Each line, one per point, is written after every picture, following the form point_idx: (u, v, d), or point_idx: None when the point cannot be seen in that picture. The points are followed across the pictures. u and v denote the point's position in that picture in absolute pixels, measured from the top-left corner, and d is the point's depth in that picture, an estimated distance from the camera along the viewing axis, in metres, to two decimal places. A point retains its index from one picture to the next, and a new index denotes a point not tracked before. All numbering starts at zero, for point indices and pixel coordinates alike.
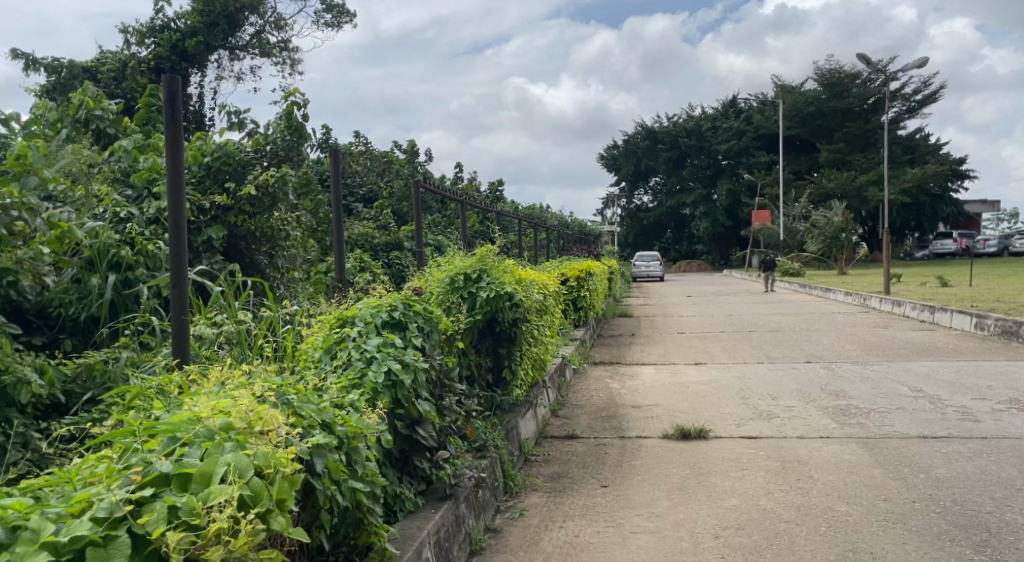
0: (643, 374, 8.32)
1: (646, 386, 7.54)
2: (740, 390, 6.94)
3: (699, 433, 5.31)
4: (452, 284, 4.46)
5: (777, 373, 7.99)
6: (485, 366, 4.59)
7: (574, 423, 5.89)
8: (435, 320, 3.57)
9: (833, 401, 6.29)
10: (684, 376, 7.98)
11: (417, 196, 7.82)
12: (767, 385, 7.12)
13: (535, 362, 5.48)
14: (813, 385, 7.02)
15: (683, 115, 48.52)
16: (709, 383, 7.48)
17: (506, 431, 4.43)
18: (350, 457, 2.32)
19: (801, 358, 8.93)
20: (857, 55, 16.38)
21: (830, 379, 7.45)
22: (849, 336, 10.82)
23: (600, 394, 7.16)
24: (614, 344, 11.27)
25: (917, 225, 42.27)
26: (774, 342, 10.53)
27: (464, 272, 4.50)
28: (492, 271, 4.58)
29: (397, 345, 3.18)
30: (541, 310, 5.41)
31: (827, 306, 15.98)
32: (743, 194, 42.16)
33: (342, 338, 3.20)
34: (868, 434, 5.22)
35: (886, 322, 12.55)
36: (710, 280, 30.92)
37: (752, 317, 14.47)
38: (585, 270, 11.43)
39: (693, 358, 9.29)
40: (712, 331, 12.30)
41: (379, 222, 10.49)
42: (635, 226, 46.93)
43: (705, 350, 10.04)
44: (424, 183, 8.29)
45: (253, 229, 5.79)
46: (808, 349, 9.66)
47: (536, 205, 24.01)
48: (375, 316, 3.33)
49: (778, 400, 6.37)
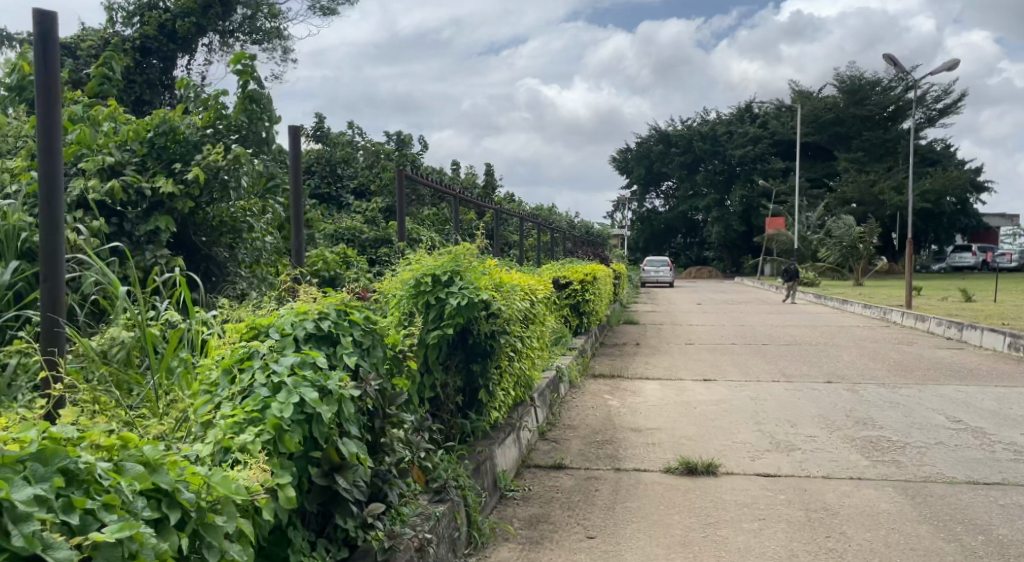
0: (646, 390, 7.58)
1: (648, 404, 6.80)
2: (754, 414, 6.20)
3: (707, 469, 4.55)
4: (417, 286, 3.71)
5: (795, 393, 7.23)
6: (454, 387, 3.84)
7: (563, 449, 5.16)
8: (380, 332, 2.82)
9: (861, 431, 5.53)
10: (691, 394, 7.23)
11: (402, 187, 6.97)
12: (785, 409, 6.38)
13: (521, 377, 4.71)
14: (837, 410, 6.27)
15: (698, 118, 47.67)
16: (719, 403, 6.74)
17: (475, 464, 3.68)
18: (198, 540, 1.63)
19: (820, 378, 8.17)
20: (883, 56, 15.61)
21: (855, 403, 6.70)
22: (870, 354, 10.04)
23: (597, 413, 6.42)
24: (617, 354, 10.53)
25: (935, 237, 41.29)
26: (790, 358, 9.77)
27: (433, 273, 3.73)
28: (467, 272, 3.81)
29: (318, 365, 2.44)
30: (529, 318, 4.64)
31: (845, 319, 15.17)
32: (757, 201, 41.29)
33: (248, 354, 2.46)
34: (906, 475, 4.48)
35: (910, 339, 11.76)
36: (722, 288, 30.07)
37: (766, 329, 13.69)
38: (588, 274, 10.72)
39: (702, 373, 8.54)
40: (722, 343, 11.52)
41: (368, 217, 9.77)
42: (646, 230, 46.12)
43: (715, 364, 9.29)
44: (412, 175, 7.51)
45: (210, 218, 5.10)
46: (828, 367, 8.90)
47: (543, 206, 23.27)
48: (297, 326, 2.59)
49: (798, 429, 5.63)
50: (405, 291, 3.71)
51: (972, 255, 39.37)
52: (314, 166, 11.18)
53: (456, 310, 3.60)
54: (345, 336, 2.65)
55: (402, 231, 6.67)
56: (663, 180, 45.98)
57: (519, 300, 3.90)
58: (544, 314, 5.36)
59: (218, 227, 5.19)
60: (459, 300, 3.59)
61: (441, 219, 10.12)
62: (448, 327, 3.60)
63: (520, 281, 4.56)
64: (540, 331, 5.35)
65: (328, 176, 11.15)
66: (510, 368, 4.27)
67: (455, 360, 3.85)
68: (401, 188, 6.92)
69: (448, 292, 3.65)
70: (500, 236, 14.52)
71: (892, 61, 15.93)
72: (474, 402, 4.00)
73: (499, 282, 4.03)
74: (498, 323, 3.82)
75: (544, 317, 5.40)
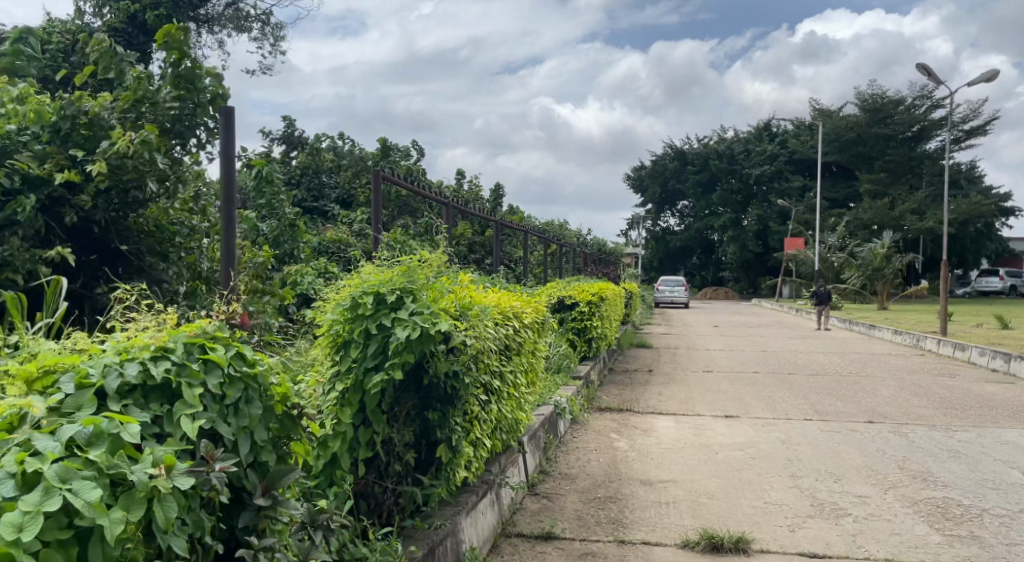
0: (659, 428, 6.61)
1: (660, 447, 5.83)
2: (787, 464, 5.21)
3: (734, 546, 3.56)
4: (355, 305, 2.72)
5: (831, 436, 6.23)
6: (406, 442, 2.85)
7: (556, 508, 4.18)
8: (265, 381, 1.87)
9: (922, 492, 4.53)
10: (710, 435, 6.25)
11: (378, 186, 5.97)
12: (823, 459, 5.38)
13: (503, 419, 3.73)
14: (888, 461, 5.27)
15: (715, 137, 46.71)
16: (743, 449, 5.75)
17: (427, 548, 2.71)
18: None
19: (858, 417, 7.16)
20: (916, 67, 14.65)
21: (905, 451, 5.68)
22: (911, 388, 9.01)
23: (600, 459, 5.44)
24: (627, 383, 9.55)
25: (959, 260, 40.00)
26: (821, 391, 8.76)
27: (376, 290, 2.76)
28: (422, 290, 2.84)
29: (127, 437, 1.47)
30: (510, 343, 3.66)
31: (875, 346, 14.12)
32: (775, 221, 40.23)
33: (18, 415, 1.48)
34: (994, 558, 3.48)
35: (952, 371, 10.70)
36: (739, 310, 28.96)
37: (790, 355, 12.65)
38: (597, 294, 9.81)
39: (723, 408, 7.55)
40: (744, 372, 10.52)
41: (355, 228, 8.91)
42: (661, 250, 45.14)
43: (737, 397, 8.29)
44: (392, 177, 6.45)
45: (144, 226, 4.49)
46: (865, 403, 7.89)
47: (553, 223, 22.38)
48: (115, 371, 1.62)
49: (844, 486, 4.63)
50: (339, 312, 2.74)
51: (999, 279, 38.09)
52: (301, 175, 10.36)
53: (404, 340, 2.64)
54: (197, 387, 1.69)
55: (379, 238, 5.70)
56: (679, 199, 45.00)
57: (492, 326, 2.95)
58: (535, 338, 4.40)
59: (129, 203, 4.38)
60: (409, 329, 2.62)
61: (428, 229, 9.24)
62: (395, 362, 2.63)
63: (496, 300, 3.58)
64: (532, 357, 4.42)
65: (315, 187, 10.30)
66: (483, 409, 3.30)
67: (406, 404, 2.89)
68: (376, 188, 5.96)
69: (394, 314, 2.68)
70: (504, 252, 13.61)
71: (925, 70, 14.90)
72: (434, 458, 3.03)
73: (467, 301, 3.07)
74: (463, 358, 2.86)
75: (536, 337, 4.46)
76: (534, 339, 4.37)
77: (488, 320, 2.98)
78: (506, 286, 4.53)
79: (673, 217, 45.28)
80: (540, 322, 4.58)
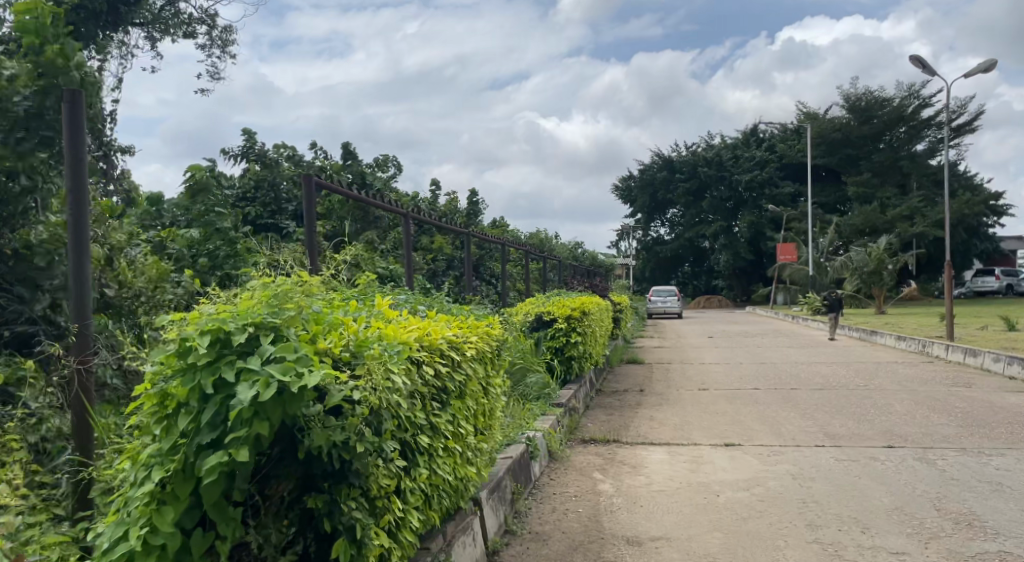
0: (650, 463, 5.76)
1: (650, 490, 4.97)
2: (803, 509, 4.37)
3: None
4: (185, 349, 1.85)
5: (849, 467, 5.40)
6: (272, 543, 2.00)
7: None
8: None
9: (971, 543, 3.72)
10: (708, 471, 5.40)
11: (310, 194, 5.09)
12: (844, 501, 4.53)
13: (442, 482, 2.85)
14: (921, 500, 4.46)
15: (702, 144, 46.12)
16: (748, 489, 4.90)
17: None
18: None
19: (875, 440, 6.34)
20: (911, 59, 13.92)
21: (938, 485, 4.85)
22: (927, 402, 8.20)
23: (580, 509, 4.56)
24: (615, 406, 8.70)
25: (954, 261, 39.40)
26: (830, 409, 7.91)
27: (218, 328, 1.86)
28: (294, 323, 1.99)
29: None
30: (440, 382, 2.78)
31: (879, 353, 13.34)
32: (766, 227, 39.59)
33: None
34: None
35: (968, 380, 9.91)
36: (734, 318, 28.19)
37: (791, 368, 11.83)
38: (579, 308, 8.97)
39: (722, 435, 6.72)
40: (742, 389, 9.68)
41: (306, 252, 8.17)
42: (652, 260, 44.44)
43: (737, 420, 7.47)
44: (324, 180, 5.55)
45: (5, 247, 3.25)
46: (880, 422, 7.07)
47: (539, 235, 21.57)
48: None
49: (875, 539, 3.81)
50: (163, 358, 1.88)
51: (995, 279, 37.48)
52: (256, 190, 9.49)
53: (255, 403, 1.80)
54: None
55: (314, 253, 4.78)
56: (668, 207, 44.28)
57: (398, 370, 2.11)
58: (485, 366, 3.51)
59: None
60: (261, 387, 1.79)
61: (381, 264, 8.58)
62: (243, 434, 1.78)
63: (419, 327, 2.71)
64: (482, 392, 3.54)
65: (271, 202, 9.46)
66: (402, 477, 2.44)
67: (278, 486, 2.04)
68: (308, 196, 5.07)
69: (239, 362, 1.83)
70: (481, 267, 12.77)
71: (920, 62, 14.15)
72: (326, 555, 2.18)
73: (366, 335, 2.22)
74: (354, 420, 2.00)
75: (488, 367, 3.59)
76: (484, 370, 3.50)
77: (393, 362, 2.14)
78: (446, 308, 3.65)
79: (663, 226, 44.56)
80: (493, 347, 3.70)
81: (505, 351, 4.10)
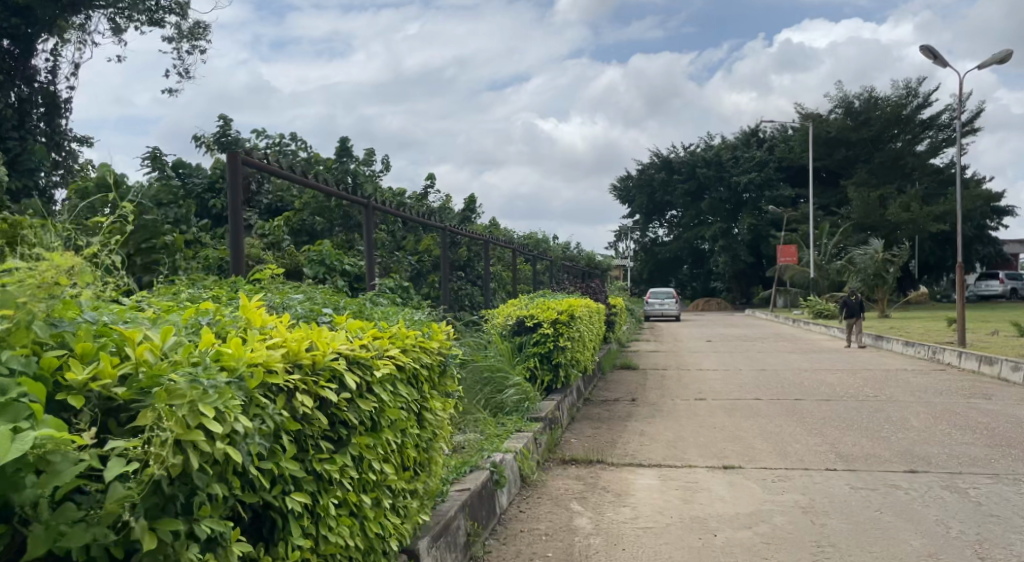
0: (637, 490, 5.00)
1: (634, 528, 4.19)
2: (816, 557, 3.61)
3: None
4: None
5: (867, 498, 4.64)
6: None
7: None
8: None
9: None
10: (704, 502, 4.64)
11: (237, 174, 4.28)
12: (868, 545, 3.77)
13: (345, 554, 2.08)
14: (961, 547, 3.69)
15: (702, 144, 45.44)
16: (751, 526, 4.15)
17: None
18: None
19: (894, 462, 5.59)
20: (923, 48, 13.19)
21: (976, 524, 4.09)
22: (946, 416, 7.46)
23: (551, 553, 3.80)
24: (603, 418, 7.98)
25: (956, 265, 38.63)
26: (839, 425, 7.16)
27: None
28: (27, 345, 1.43)
29: None
30: (335, 410, 2.06)
31: (887, 360, 12.61)
32: (766, 228, 38.91)
33: None
34: None
35: (986, 390, 9.17)
36: (733, 322, 27.52)
37: (794, 375, 11.11)
38: (567, 312, 8.18)
39: (719, 455, 5.98)
40: (741, 400, 8.94)
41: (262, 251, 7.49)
42: (650, 261, 43.71)
43: (736, 437, 6.74)
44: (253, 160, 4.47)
45: None
46: (896, 441, 6.33)
47: (533, 236, 20.88)
48: None
49: None
50: None
51: (1000, 283, 36.73)
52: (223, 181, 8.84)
53: None
54: None
55: (238, 253, 4.12)
56: (667, 209, 43.57)
57: (207, 416, 1.42)
58: (420, 382, 2.78)
59: None
60: None
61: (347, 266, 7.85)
62: None
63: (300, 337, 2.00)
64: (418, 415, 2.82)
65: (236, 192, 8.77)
66: (260, 553, 1.72)
67: None
68: (234, 176, 4.27)
69: None
70: (466, 267, 12.07)
71: (931, 52, 13.40)
72: None
73: (177, 360, 1.56)
74: (116, 500, 1.32)
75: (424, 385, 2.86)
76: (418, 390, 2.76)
77: (202, 403, 1.44)
78: (372, 317, 2.93)
79: (661, 227, 43.84)
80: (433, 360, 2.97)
81: (458, 367, 3.37)
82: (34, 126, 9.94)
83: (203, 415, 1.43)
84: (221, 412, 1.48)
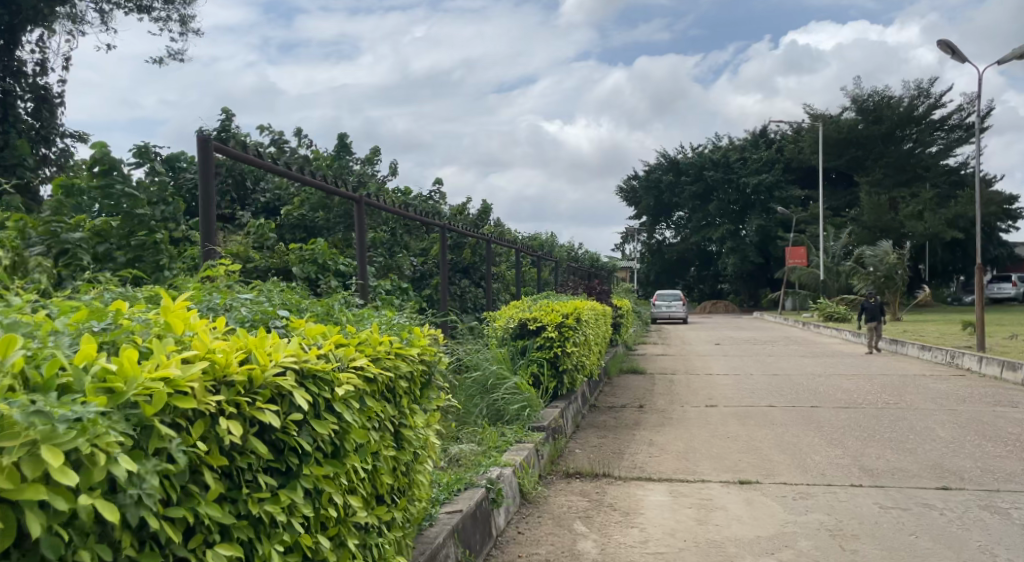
0: (647, 508, 4.60)
1: (644, 554, 3.79)
2: None
3: None
4: None
5: (899, 520, 4.24)
6: None
7: None
8: None
9: None
10: (720, 523, 4.24)
11: (209, 161, 3.88)
12: None
13: None
14: None
15: (709, 145, 44.98)
16: (774, 552, 3.75)
17: None
18: None
19: (924, 478, 5.18)
20: (941, 43, 12.78)
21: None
22: (972, 426, 7.05)
23: None
24: (609, 427, 7.58)
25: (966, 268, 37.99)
26: (861, 436, 6.74)
27: None
28: None
29: None
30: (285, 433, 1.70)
31: (903, 365, 12.18)
32: (775, 230, 38.44)
33: None
34: None
35: (1011, 398, 8.75)
36: (742, 324, 27.03)
37: (807, 381, 10.70)
38: (572, 314, 7.77)
39: (734, 468, 5.57)
40: (754, 407, 8.53)
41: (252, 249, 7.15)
42: (657, 263, 43.21)
43: (751, 448, 6.33)
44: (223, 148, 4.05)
45: None
46: (923, 453, 5.93)
47: (538, 237, 20.47)
48: None
49: None
50: None
51: (1012, 285, 36.16)
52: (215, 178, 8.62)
53: None
54: None
55: (209, 249, 3.76)
56: (674, 210, 43.06)
57: (51, 464, 1.14)
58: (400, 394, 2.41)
59: None
60: None
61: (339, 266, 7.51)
62: None
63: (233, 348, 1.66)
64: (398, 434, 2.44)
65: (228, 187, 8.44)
66: None
67: None
68: (206, 163, 3.87)
69: None
70: (468, 268, 11.70)
71: (949, 47, 12.99)
72: None
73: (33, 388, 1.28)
74: None
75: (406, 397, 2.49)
76: (396, 404, 2.39)
77: (48, 447, 1.16)
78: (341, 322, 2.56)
79: (668, 229, 43.35)
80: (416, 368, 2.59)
81: (446, 377, 2.97)
82: (20, 120, 9.58)
83: (47, 464, 1.15)
84: (80, 454, 1.20)
